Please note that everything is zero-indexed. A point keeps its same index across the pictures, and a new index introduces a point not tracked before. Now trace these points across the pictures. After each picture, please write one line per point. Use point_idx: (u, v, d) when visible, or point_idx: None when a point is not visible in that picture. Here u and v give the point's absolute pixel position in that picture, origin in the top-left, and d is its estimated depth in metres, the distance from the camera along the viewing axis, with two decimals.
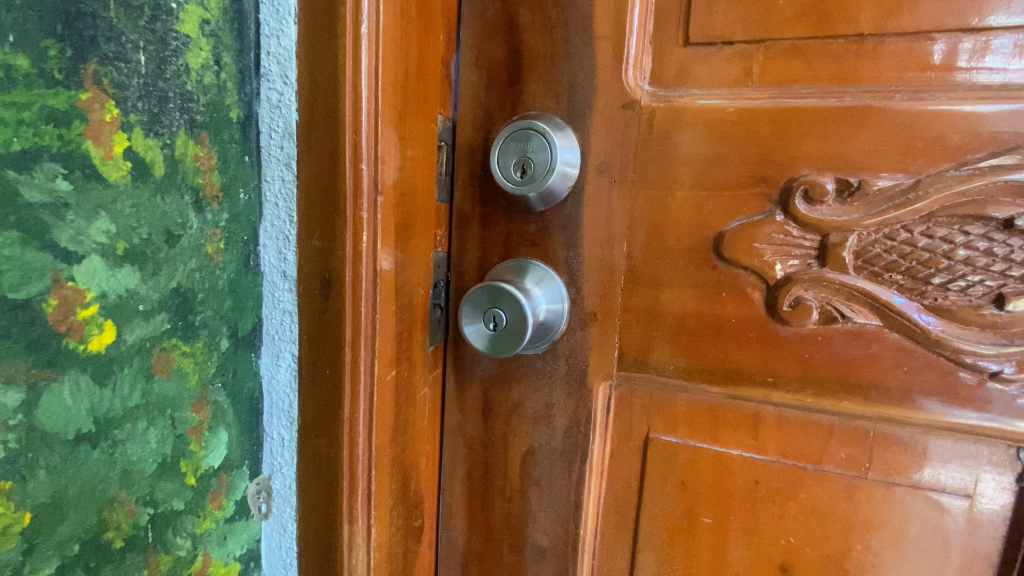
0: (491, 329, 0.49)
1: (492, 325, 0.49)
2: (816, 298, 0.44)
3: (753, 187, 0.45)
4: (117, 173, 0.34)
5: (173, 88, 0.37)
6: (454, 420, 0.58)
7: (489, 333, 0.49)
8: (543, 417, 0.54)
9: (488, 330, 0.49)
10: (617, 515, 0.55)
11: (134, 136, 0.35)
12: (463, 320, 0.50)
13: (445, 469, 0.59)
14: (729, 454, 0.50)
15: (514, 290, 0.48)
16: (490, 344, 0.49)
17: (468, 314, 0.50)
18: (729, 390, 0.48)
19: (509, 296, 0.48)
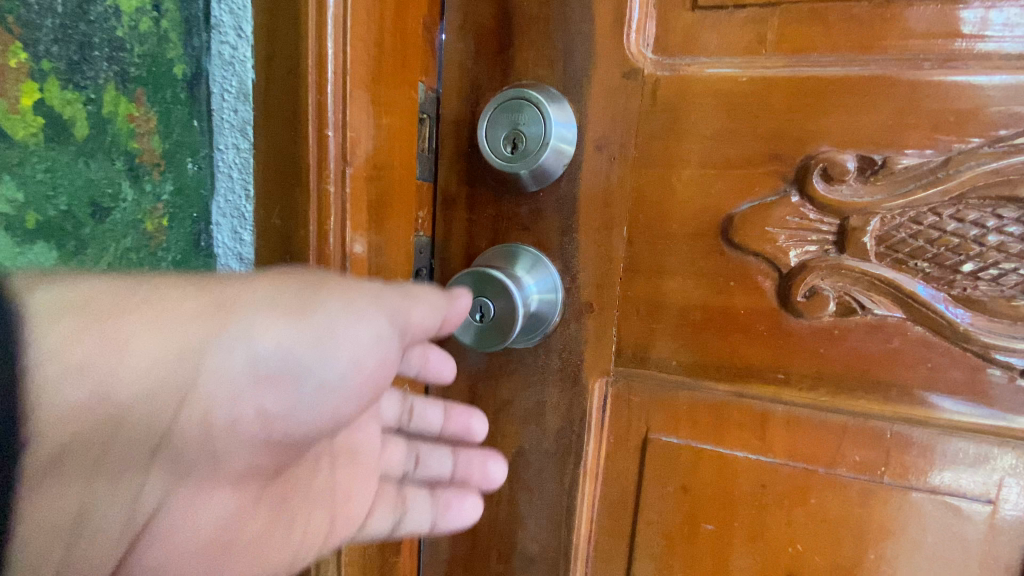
0: (477, 321, 0.45)
1: (478, 315, 0.45)
2: (834, 287, 0.40)
3: (767, 165, 0.41)
4: (26, 130, 0.36)
5: (97, 33, 0.38)
6: None
7: (475, 325, 0.45)
8: (534, 417, 0.50)
9: (473, 321, 0.45)
10: (612, 520, 0.51)
11: (48, 88, 0.36)
12: None
13: None
14: (734, 456, 0.46)
15: (504, 277, 0.44)
16: (475, 337, 0.45)
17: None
18: (736, 387, 0.45)
19: (497, 284, 0.44)
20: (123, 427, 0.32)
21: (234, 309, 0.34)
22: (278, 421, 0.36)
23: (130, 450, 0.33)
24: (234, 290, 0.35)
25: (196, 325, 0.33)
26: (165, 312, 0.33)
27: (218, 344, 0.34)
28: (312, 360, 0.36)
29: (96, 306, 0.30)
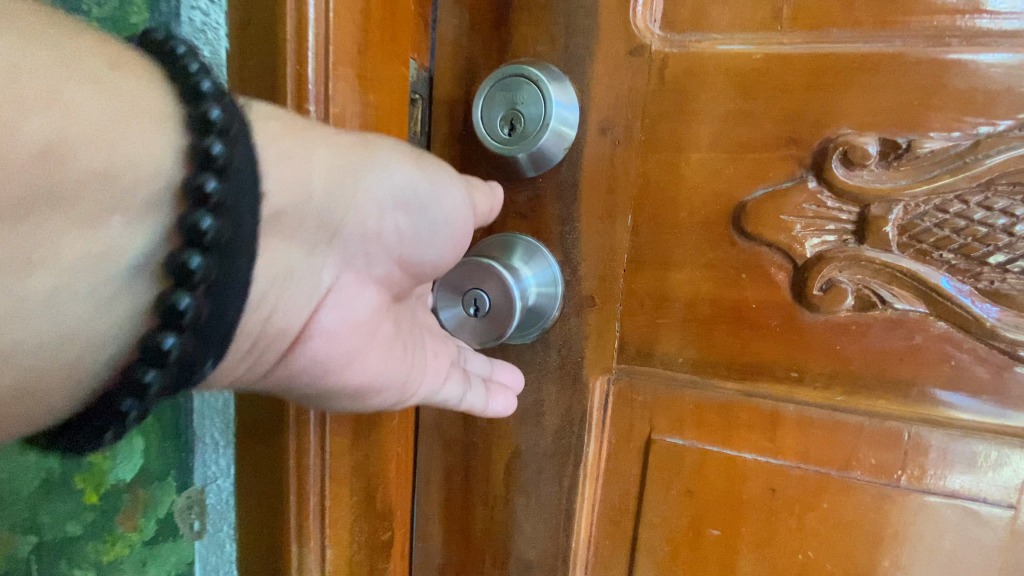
0: (471, 314, 0.42)
1: (473, 309, 0.42)
2: (853, 280, 0.38)
3: (782, 148, 0.38)
4: None
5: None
6: (431, 419, 0.52)
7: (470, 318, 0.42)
8: (531, 416, 0.48)
9: (468, 315, 0.42)
10: (613, 524, 0.49)
11: None
12: (439, 304, 0.43)
13: (421, 471, 0.53)
14: (742, 458, 0.44)
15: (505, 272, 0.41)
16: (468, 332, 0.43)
17: (445, 296, 0.43)
18: (745, 386, 0.42)
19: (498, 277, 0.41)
20: (314, 207, 0.31)
21: (376, 149, 0.34)
22: (408, 247, 0.36)
23: (303, 225, 0.31)
24: (368, 136, 0.34)
25: (359, 143, 0.33)
26: (353, 137, 0.33)
27: (368, 159, 0.33)
28: (433, 196, 0.36)
29: (299, 124, 0.32)
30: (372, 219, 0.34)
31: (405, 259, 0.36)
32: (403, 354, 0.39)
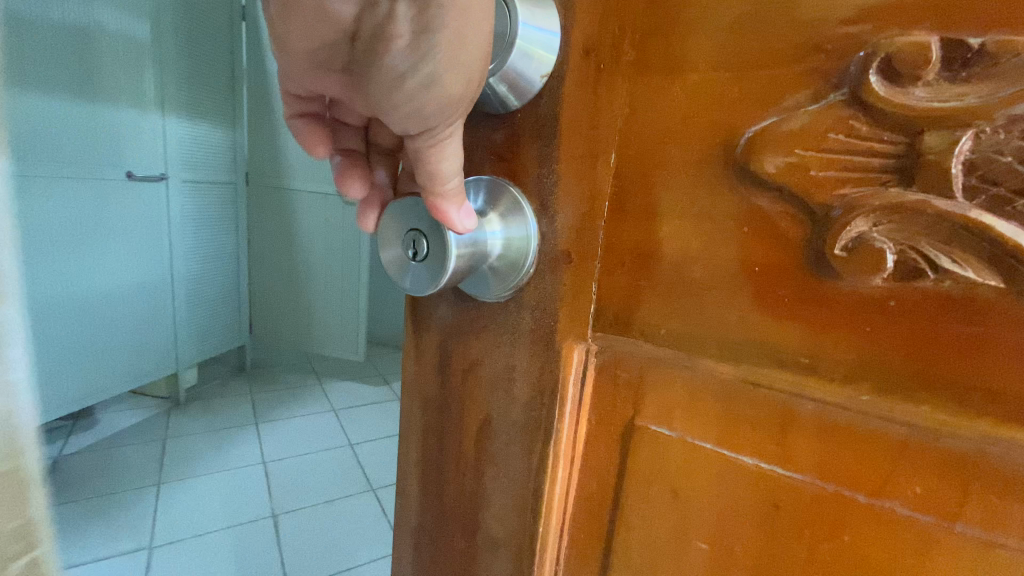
0: (408, 257, 0.37)
1: (411, 252, 0.37)
2: (891, 237, 0.28)
3: (801, 61, 0.29)
4: None
5: None
6: (411, 375, 0.50)
7: (404, 261, 0.37)
8: (502, 381, 0.43)
9: (406, 258, 0.37)
10: (589, 515, 0.43)
11: None
12: (381, 237, 0.38)
13: (402, 428, 0.51)
14: (739, 462, 0.36)
15: (440, 192, 0.35)
16: (392, 274, 0.38)
17: (386, 231, 0.38)
18: (745, 370, 0.34)
19: (439, 176, 0.36)
20: None
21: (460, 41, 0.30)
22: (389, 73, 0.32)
23: None
24: (465, 47, 0.31)
25: (455, 71, 0.31)
26: (469, 70, 0.32)
27: (447, 76, 0.32)
28: (419, 84, 0.32)
29: None
30: (402, 47, 0.31)
31: (380, 70, 0.32)
32: (313, 57, 0.35)
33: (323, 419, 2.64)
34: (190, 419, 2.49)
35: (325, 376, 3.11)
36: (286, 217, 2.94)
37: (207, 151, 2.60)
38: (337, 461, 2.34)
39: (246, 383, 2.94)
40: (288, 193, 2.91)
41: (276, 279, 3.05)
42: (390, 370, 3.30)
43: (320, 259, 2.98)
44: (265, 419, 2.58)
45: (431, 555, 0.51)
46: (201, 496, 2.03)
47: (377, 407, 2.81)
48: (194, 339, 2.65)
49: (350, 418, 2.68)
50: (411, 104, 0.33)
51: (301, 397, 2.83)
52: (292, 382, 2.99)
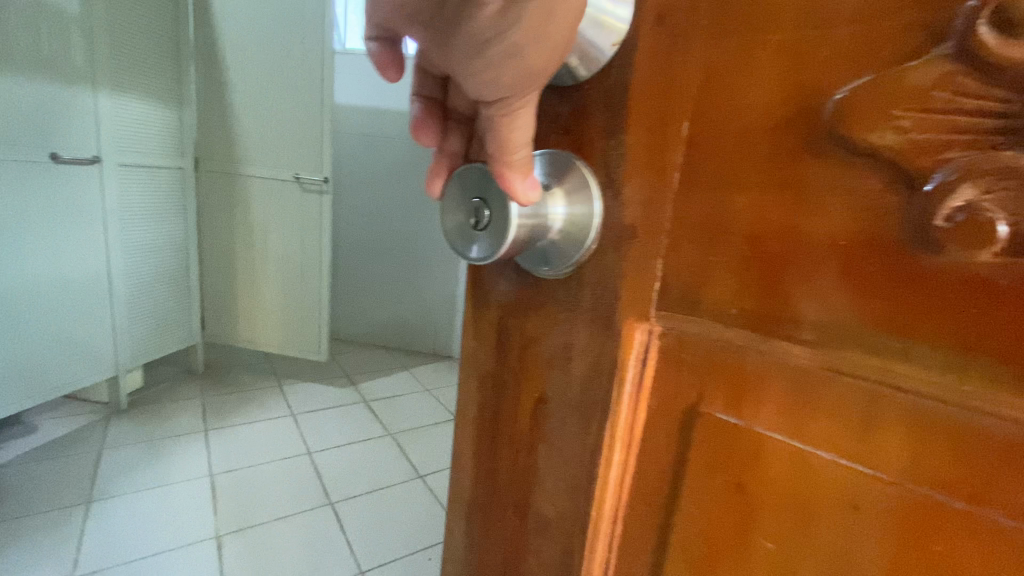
0: (471, 224, 0.38)
1: (473, 221, 0.37)
2: (1006, 206, 0.24)
3: (901, 11, 0.27)
4: None
5: None
6: (469, 349, 0.51)
7: (465, 229, 0.38)
8: (559, 360, 0.43)
9: (468, 226, 0.38)
10: (646, 503, 0.41)
11: None
12: (446, 202, 0.39)
13: (459, 401, 0.53)
14: (815, 456, 0.33)
15: (508, 160, 0.35)
16: (453, 239, 0.39)
17: (450, 197, 0.39)
18: (826, 356, 0.31)
19: (506, 146, 0.35)
20: None
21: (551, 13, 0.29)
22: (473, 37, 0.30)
23: None
24: (553, 21, 0.29)
25: (542, 46, 0.30)
26: (554, 43, 0.31)
27: (533, 48, 0.30)
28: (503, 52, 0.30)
29: None
30: (490, 13, 0.29)
31: (463, 33, 0.30)
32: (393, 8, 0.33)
33: (274, 426, 2.61)
34: (130, 428, 2.46)
35: (284, 379, 3.13)
36: (241, 205, 3.01)
37: (141, 129, 2.54)
38: (292, 471, 2.30)
39: (198, 386, 2.98)
40: (240, 179, 2.96)
41: (234, 272, 3.08)
42: (354, 371, 3.35)
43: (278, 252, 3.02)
44: (218, 425, 2.56)
45: (482, 530, 0.52)
46: (129, 516, 1.95)
47: (335, 411, 2.83)
48: (133, 335, 2.63)
49: (309, 424, 2.67)
50: (493, 70, 0.31)
51: (260, 401, 2.85)
52: (253, 386, 3.01)
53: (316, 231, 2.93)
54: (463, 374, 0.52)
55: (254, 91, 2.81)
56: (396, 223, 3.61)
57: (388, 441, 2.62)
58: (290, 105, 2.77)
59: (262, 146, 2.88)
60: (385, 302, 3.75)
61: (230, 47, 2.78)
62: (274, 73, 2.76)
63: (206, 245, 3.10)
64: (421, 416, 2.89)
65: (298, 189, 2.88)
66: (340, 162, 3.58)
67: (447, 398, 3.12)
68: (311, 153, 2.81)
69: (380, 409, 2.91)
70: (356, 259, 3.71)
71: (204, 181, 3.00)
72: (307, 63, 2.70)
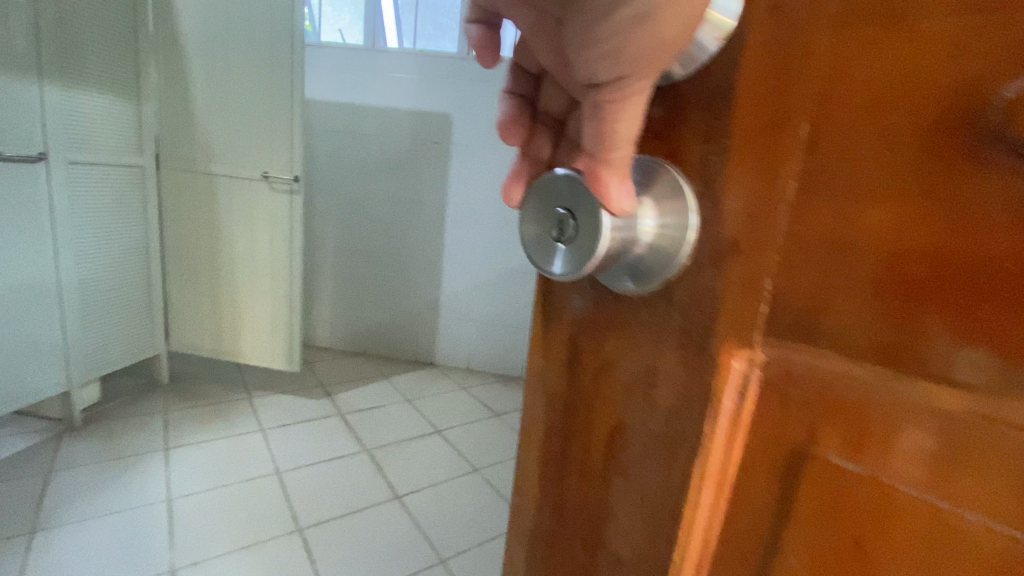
0: (554, 235, 0.34)
1: (556, 234, 0.34)
2: None
3: None
4: None
5: None
6: (537, 367, 0.48)
7: (546, 242, 0.35)
8: (641, 386, 0.39)
9: (549, 238, 0.34)
10: (740, 554, 0.36)
11: None
12: (526, 209, 0.36)
13: (524, 421, 0.50)
14: (961, 521, 0.27)
15: (607, 158, 0.32)
16: (532, 252, 0.36)
17: (530, 206, 0.36)
18: (980, 403, 0.26)
19: (607, 142, 0.31)
20: None
21: None
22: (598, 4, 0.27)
23: None
24: None
25: (676, 13, 0.26)
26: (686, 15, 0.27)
27: (667, 15, 0.27)
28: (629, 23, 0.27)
29: None
30: None
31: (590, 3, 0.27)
32: None
33: (230, 446, 2.38)
34: (79, 450, 2.27)
35: (255, 392, 2.90)
36: (206, 206, 2.77)
37: (93, 127, 2.34)
38: (263, 490, 2.09)
39: (161, 400, 2.77)
40: (206, 177, 2.73)
41: (202, 277, 2.87)
42: (331, 381, 3.12)
43: (244, 258, 2.77)
44: (179, 445, 2.37)
45: (545, 561, 0.48)
46: (79, 547, 1.76)
47: (309, 425, 2.60)
48: (89, 344, 2.44)
49: (278, 439, 2.45)
50: (616, 38, 0.28)
51: (228, 415, 2.66)
52: (226, 397, 2.82)
53: (288, 230, 2.68)
54: (529, 392, 0.49)
55: (216, 81, 2.61)
56: (386, 225, 3.41)
57: (362, 456, 2.36)
58: (256, 97, 2.56)
59: (227, 142, 2.65)
60: (375, 308, 3.55)
61: (190, 34, 2.59)
62: (237, 64, 2.57)
63: (171, 250, 2.87)
64: (399, 429, 2.61)
65: (267, 188, 2.64)
66: (324, 160, 3.38)
67: (430, 409, 2.85)
68: (279, 148, 2.59)
69: (353, 422, 2.65)
70: (343, 263, 3.52)
71: (168, 182, 2.79)
72: (276, 52, 2.49)
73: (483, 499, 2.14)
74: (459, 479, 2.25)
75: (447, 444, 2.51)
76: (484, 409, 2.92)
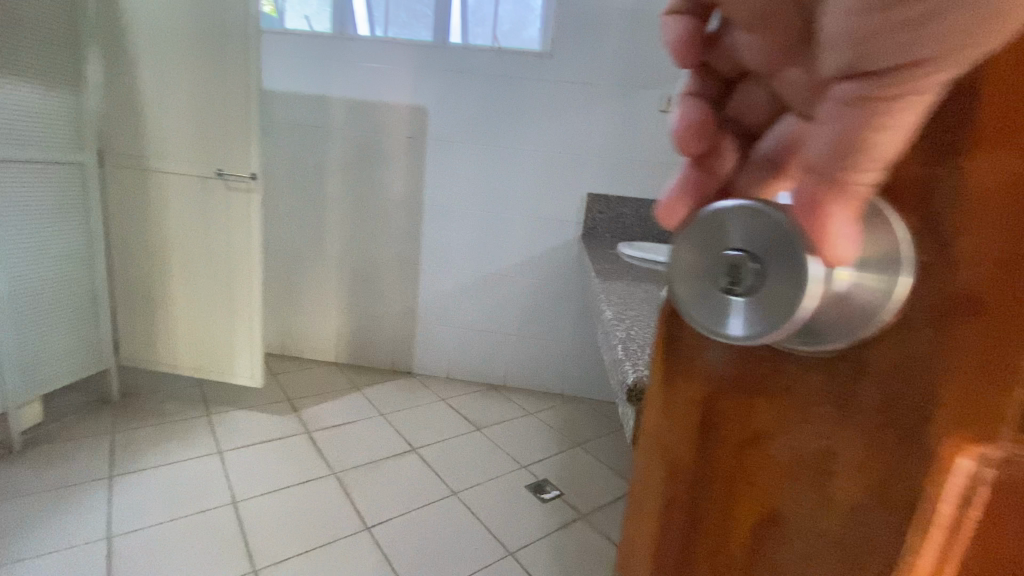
0: (726, 286, 0.27)
1: (726, 284, 0.26)
2: None
3: None
4: None
5: None
6: (655, 422, 0.38)
7: (708, 287, 0.27)
8: (812, 479, 0.28)
9: (716, 289, 0.27)
10: None
11: None
12: (686, 248, 0.29)
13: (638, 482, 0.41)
14: None
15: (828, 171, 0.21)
16: (687, 295, 0.29)
17: (692, 238, 0.28)
18: None
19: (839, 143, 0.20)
20: None
21: None
22: None
23: None
24: None
25: None
26: None
27: None
28: None
29: None
30: None
31: None
32: None
33: (184, 472, 2.17)
34: (11, 480, 2.02)
35: (214, 408, 2.68)
36: (156, 207, 2.52)
37: (27, 119, 2.08)
38: (222, 525, 1.90)
39: (108, 416, 2.52)
40: (157, 175, 2.48)
41: (153, 283, 2.63)
42: (298, 394, 2.93)
43: (202, 263, 2.56)
44: (125, 471, 2.14)
45: None
46: None
47: (274, 446, 2.41)
48: (23, 362, 2.18)
49: (237, 464, 2.25)
50: (924, 5, 0.16)
51: (183, 435, 2.43)
52: (181, 415, 2.58)
53: (246, 233, 2.46)
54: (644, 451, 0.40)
55: (171, 68, 2.38)
56: (356, 228, 3.23)
57: (331, 480, 2.20)
58: (215, 89, 2.34)
59: (181, 137, 2.43)
60: (347, 317, 3.38)
61: (142, 15, 2.35)
62: (190, 52, 2.35)
63: (118, 254, 2.60)
64: (373, 448, 2.46)
65: (224, 188, 2.43)
66: (291, 156, 3.17)
67: (406, 425, 2.69)
68: (237, 145, 2.37)
69: (322, 442, 2.48)
70: (310, 268, 3.31)
71: (116, 179, 2.52)
72: (231, 41, 2.28)
73: (462, 524, 2.01)
74: (435, 502, 2.12)
75: (425, 463, 2.37)
76: (464, 422, 2.78)
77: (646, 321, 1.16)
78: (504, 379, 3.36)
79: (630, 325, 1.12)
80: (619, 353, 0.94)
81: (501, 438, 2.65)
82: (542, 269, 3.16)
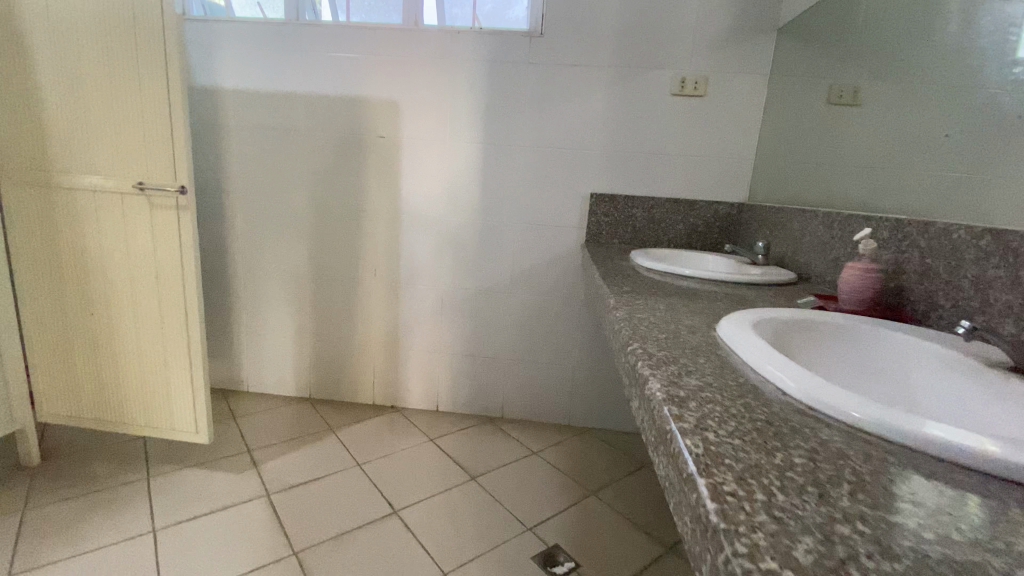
0: None
1: None
2: None
3: None
4: None
5: None
6: None
7: None
8: None
9: None
10: None
11: None
12: None
13: None
14: None
15: None
16: None
17: None
18: None
19: None
20: None
21: None
22: None
23: None
24: None
25: None
26: None
27: None
28: None
29: None
30: None
31: None
32: None
33: (104, 562, 1.73)
34: None
35: (155, 469, 2.24)
36: (68, 232, 2.06)
37: None
38: None
39: (22, 487, 2.06)
40: (64, 194, 2.02)
41: (68, 324, 2.16)
42: (261, 443, 2.50)
43: (127, 298, 2.11)
44: (27, 566, 1.69)
45: None
46: None
47: (224, 516, 1.98)
48: None
49: (176, 546, 1.82)
50: None
51: (111, 509, 1.98)
52: (112, 482, 2.13)
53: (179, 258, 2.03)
54: None
55: (67, 64, 1.91)
56: (323, 245, 2.78)
57: (290, 563, 1.77)
58: (131, 87, 1.89)
59: (88, 146, 1.96)
60: (318, 346, 2.94)
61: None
62: (91, 42, 1.88)
63: (29, 292, 2.13)
64: (345, 513, 2.03)
65: (147, 205, 1.99)
66: (240, 164, 2.73)
67: (386, 479, 2.27)
68: (159, 154, 1.93)
69: (281, 509, 2.04)
70: (272, 292, 2.88)
71: (12, 201, 2.04)
72: (142, 25, 1.83)
73: None
74: None
75: (407, 532, 1.94)
76: (456, 471, 2.35)
77: (719, 402, 0.73)
78: (501, 411, 2.93)
79: (700, 417, 0.68)
80: (705, 502, 0.51)
81: (500, 491, 2.23)
82: (541, 283, 2.74)
